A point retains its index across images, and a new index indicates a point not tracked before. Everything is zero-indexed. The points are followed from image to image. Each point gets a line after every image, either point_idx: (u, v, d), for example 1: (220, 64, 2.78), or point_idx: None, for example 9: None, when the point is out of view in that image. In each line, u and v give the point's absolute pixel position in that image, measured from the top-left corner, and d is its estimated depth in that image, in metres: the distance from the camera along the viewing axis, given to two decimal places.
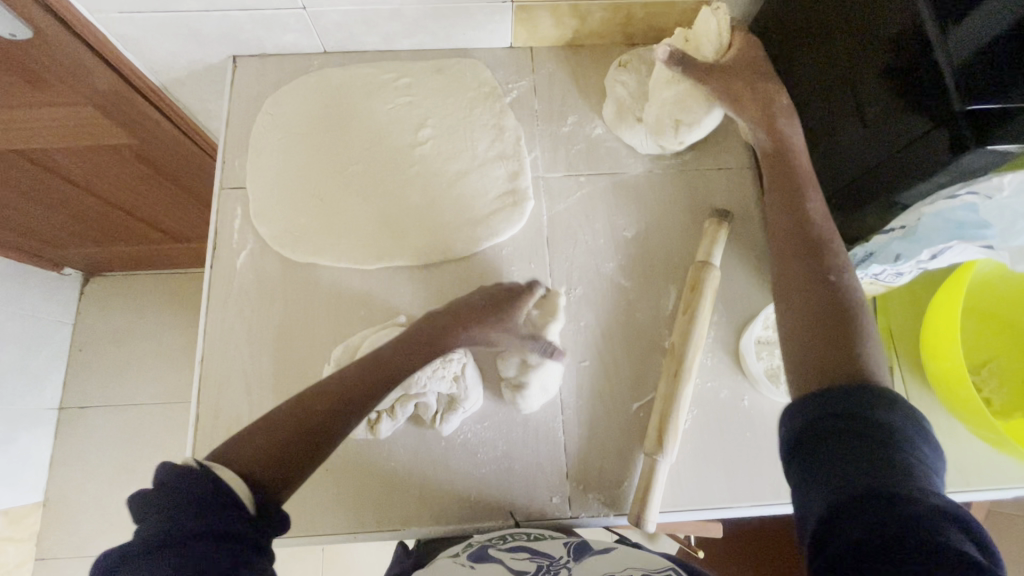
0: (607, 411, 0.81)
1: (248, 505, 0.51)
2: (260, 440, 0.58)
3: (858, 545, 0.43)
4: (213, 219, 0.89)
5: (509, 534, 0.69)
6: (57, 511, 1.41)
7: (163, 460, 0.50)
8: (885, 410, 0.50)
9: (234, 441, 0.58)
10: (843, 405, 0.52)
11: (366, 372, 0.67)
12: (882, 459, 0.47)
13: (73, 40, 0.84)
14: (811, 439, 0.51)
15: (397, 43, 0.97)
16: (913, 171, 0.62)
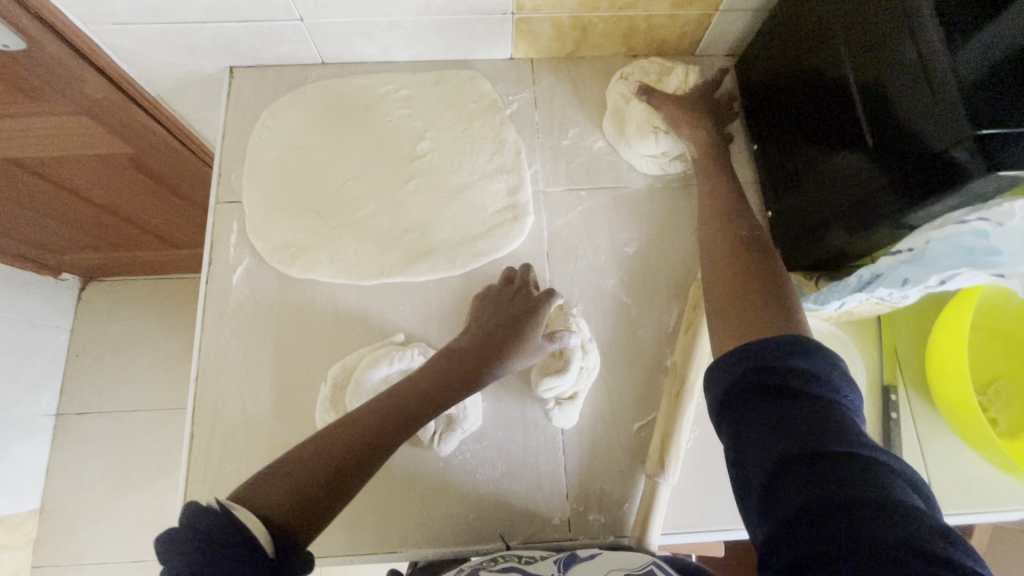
0: (608, 431, 0.80)
1: (268, 548, 0.47)
2: (279, 480, 0.54)
3: (800, 496, 0.43)
4: (209, 233, 0.88)
5: (499, 556, 0.66)
6: (53, 520, 1.40)
7: (188, 502, 0.48)
8: (802, 359, 0.52)
9: (254, 486, 0.54)
10: (764, 360, 0.53)
11: (386, 409, 0.64)
12: (807, 409, 0.48)
13: (66, 50, 0.83)
14: (741, 400, 0.53)
15: (396, 55, 0.96)
16: (917, 195, 0.61)
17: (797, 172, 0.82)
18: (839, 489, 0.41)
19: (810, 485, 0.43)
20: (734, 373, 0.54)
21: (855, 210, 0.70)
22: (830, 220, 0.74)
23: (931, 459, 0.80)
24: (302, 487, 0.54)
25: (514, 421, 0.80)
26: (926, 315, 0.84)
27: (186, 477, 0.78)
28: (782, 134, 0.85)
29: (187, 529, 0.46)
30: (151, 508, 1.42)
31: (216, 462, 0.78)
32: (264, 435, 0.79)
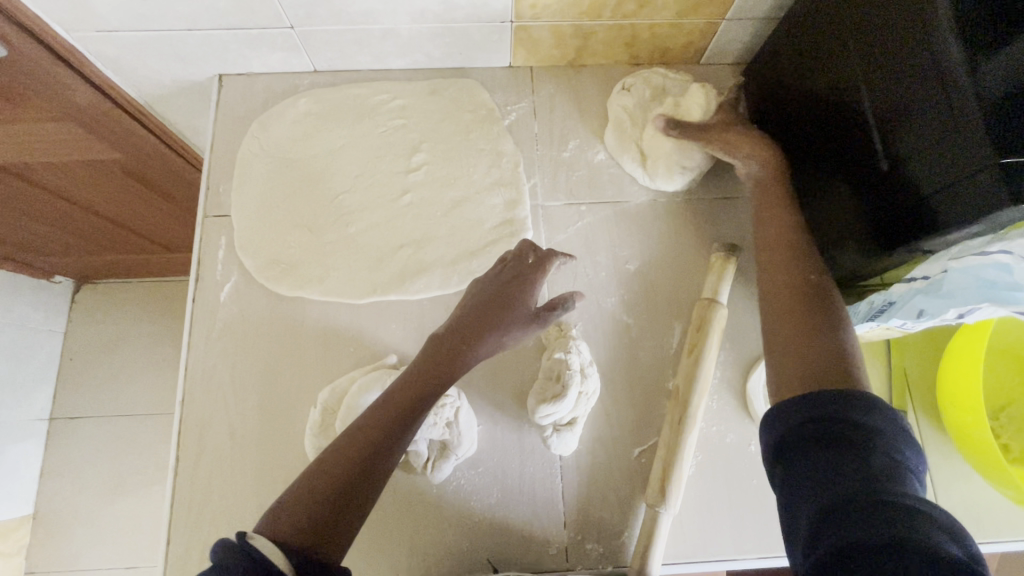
0: (608, 456, 0.78)
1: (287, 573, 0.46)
2: (296, 500, 0.54)
3: (846, 543, 0.41)
4: (197, 248, 0.85)
5: None
6: (45, 527, 1.37)
7: (223, 538, 0.47)
8: (867, 414, 0.50)
9: (268, 516, 0.54)
10: (825, 410, 0.52)
11: (379, 418, 0.61)
12: (861, 462, 0.47)
13: (49, 57, 0.80)
14: (795, 449, 0.51)
15: (391, 63, 0.93)
16: (936, 222, 0.58)
17: (805, 189, 0.78)
18: (896, 536, 0.40)
19: (854, 534, 0.41)
20: (788, 420, 0.53)
21: (869, 234, 0.67)
22: (841, 242, 0.72)
23: (940, 487, 0.77)
24: (315, 504, 0.54)
25: (510, 446, 0.77)
26: (937, 337, 0.81)
27: (173, 500, 0.75)
28: (791, 148, 0.82)
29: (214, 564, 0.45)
30: (143, 516, 1.39)
31: (203, 484, 0.76)
32: (253, 457, 0.77)
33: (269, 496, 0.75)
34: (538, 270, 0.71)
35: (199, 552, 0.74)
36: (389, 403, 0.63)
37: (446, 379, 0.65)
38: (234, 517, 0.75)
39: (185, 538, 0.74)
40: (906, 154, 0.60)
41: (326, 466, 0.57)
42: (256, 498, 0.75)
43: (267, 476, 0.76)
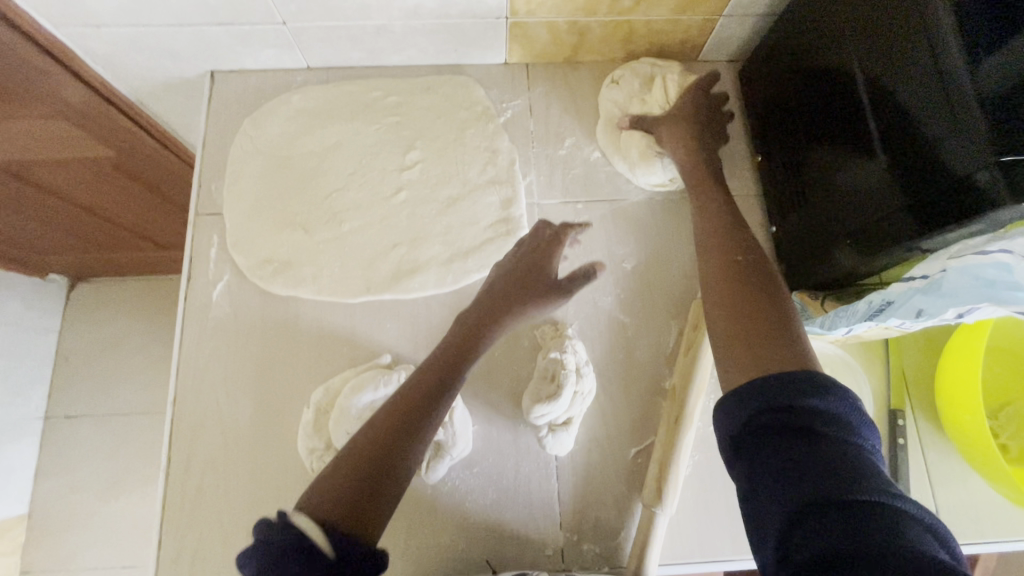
0: (604, 457, 0.77)
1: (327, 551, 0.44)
2: (347, 460, 0.53)
3: (824, 553, 0.38)
4: (189, 246, 0.84)
5: None
6: (40, 527, 1.37)
7: (267, 517, 0.46)
8: (824, 398, 0.47)
9: (315, 485, 0.52)
10: (781, 398, 0.48)
11: (414, 389, 0.63)
12: (822, 453, 0.43)
13: (32, 49, 0.79)
14: (755, 441, 0.48)
15: (385, 59, 0.92)
16: (932, 221, 0.58)
17: (805, 188, 0.78)
18: (878, 545, 0.37)
19: (831, 542, 0.38)
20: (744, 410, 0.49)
21: (865, 232, 0.66)
22: (839, 241, 0.71)
23: (938, 487, 0.77)
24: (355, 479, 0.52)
25: (505, 446, 0.77)
26: (937, 337, 0.81)
27: (166, 501, 0.75)
28: (790, 146, 0.81)
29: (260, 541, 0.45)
30: (139, 516, 1.38)
31: (195, 486, 0.75)
32: (245, 457, 0.76)
33: (262, 497, 0.75)
34: (557, 244, 0.78)
35: (192, 554, 0.73)
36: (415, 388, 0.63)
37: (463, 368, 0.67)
38: (228, 518, 0.74)
39: (178, 539, 0.74)
40: (901, 151, 0.60)
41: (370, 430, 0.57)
42: (249, 499, 0.75)
43: (261, 477, 0.75)
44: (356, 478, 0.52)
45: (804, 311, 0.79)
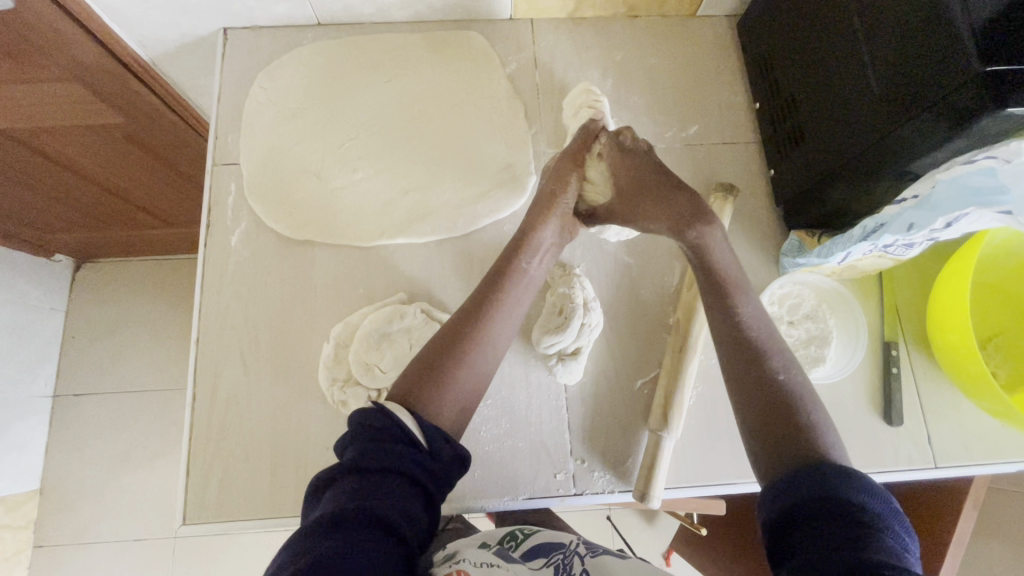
0: (611, 388, 0.80)
1: (418, 438, 0.56)
2: (424, 360, 0.64)
3: None
4: (206, 196, 0.86)
5: (519, 530, 0.70)
6: (55, 499, 1.39)
7: (370, 404, 0.57)
8: (862, 493, 0.49)
9: (405, 378, 0.63)
10: (819, 487, 0.50)
11: (484, 289, 0.70)
12: (853, 531, 0.45)
13: (60, 14, 0.79)
14: (794, 522, 0.49)
15: (394, 15, 0.94)
16: (921, 143, 0.61)
17: (800, 130, 0.81)
18: None
19: None
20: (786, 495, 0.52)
21: (857, 162, 0.69)
22: (832, 177, 0.75)
23: (930, 413, 0.80)
24: (436, 375, 0.62)
25: (516, 378, 0.80)
26: (927, 272, 0.85)
27: (189, 440, 0.77)
28: (786, 93, 0.84)
29: (358, 426, 0.56)
30: (154, 484, 1.42)
31: (219, 423, 0.78)
32: (266, 396, 0.79)
33: (284, 431, 0.78)
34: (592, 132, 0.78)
35: (217, 486, 0.76)
36: (473, 299, 0.69)
37: (517, 265, 0.71)
38: (249, 456, 0.77)
39: (203, 473, 0.76)
40: (894, 77, 0.62)
41: (445, 333, 0.66)
42: (271, 434, 0.77)
43: (281, 413, 0.78)
44: (429, 369, 0.63)
45: (801, 248, 0.82)
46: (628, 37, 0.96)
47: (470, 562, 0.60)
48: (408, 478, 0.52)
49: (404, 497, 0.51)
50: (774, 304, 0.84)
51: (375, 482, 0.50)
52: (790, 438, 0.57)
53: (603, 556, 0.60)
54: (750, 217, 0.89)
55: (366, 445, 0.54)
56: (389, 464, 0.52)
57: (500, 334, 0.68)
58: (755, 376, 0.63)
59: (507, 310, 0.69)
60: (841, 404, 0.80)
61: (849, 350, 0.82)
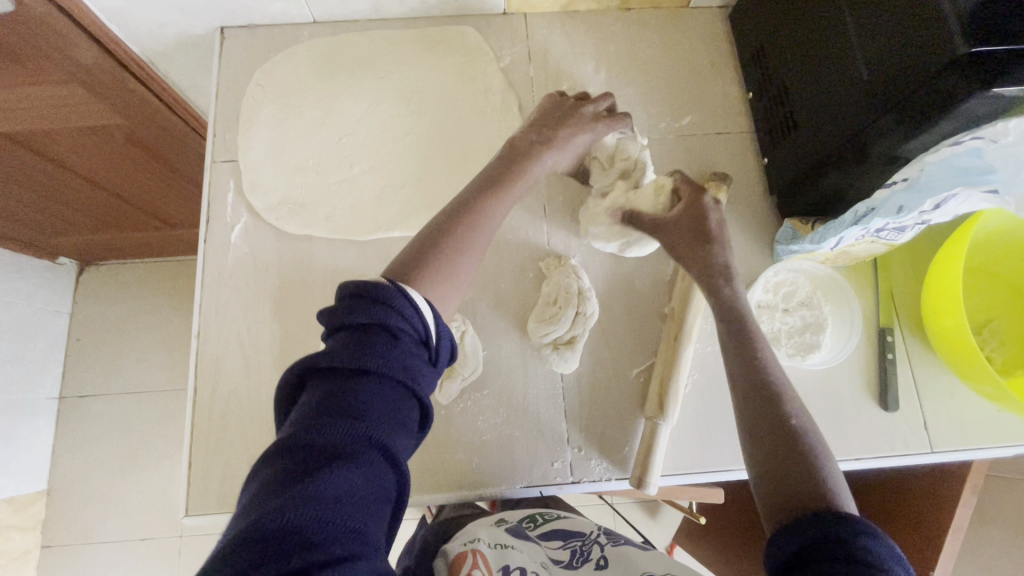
0: (607, 377, 0.81)
1: (421, 330, 0.56)
2: (428, 236, 0.66)
3: None
4: (205, 193, 0.87)
5: (538, 516, 0.77)
6: (62, 500, 1.41)
7: (381, 282, 0.57)
8: (869, 535, 0.47)
9: (409, 254, 0.65)
10: (825, 528, 0.49)
11: (487, 183, 0.72)
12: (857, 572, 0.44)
13: (62, 18, 0.80)
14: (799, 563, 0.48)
15: (389, 11, 0.95)
16: (910, 126, 0.61)
17: (793, 117, 0.81)
18: None
19: None
20: (792, 538, 0.50)
21: (849, 146, 0.70)
22: (825, 163, 0.75)
23: (926, 398, 0.81)
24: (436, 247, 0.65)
25: (513, 368, 0.81)
26: (922, 258, 0.85)
27: (192, 433, 0.78)
28: (778, 81, 0.84)
29: (361, 303, 0.55)
30: (159, 483, 1.43)
31: (221, 416, 0.79)
32: (267, 389, 0.80)
33: None
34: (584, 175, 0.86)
35: (219, 477, 0.77)
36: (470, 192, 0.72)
37: (517, 176, 0.74)
38: (250, 447, 0.78)
39: (205, 466, 0.77)
40: (881, 59, 0.63)
41: (450, 218, 0.68)
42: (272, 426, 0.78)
43: None
44: (436, 246, 0.66)
45: (795, 235, 0.82)
46: (620, 30, 0.97)
47: (485, 542, 0.66)
48: (402, 381, 0.52)
49: (399, 404, 0.51)
50: (768, 292, 0.84)
51: (376, 381, 0.50)
52: (797, 470, 0.57)
53: (624, 546, 0.66)
54: (745, 205, 0.89)
55: (360, 337, 0.53)
56: (386, 363, 0.51)
57: (495, 220, 0.71)
58: (755, 401, 0.63)
59: (502, 206, 0.72)
60: (836, 389, 0.81)
61: (843, 336, 0.83)
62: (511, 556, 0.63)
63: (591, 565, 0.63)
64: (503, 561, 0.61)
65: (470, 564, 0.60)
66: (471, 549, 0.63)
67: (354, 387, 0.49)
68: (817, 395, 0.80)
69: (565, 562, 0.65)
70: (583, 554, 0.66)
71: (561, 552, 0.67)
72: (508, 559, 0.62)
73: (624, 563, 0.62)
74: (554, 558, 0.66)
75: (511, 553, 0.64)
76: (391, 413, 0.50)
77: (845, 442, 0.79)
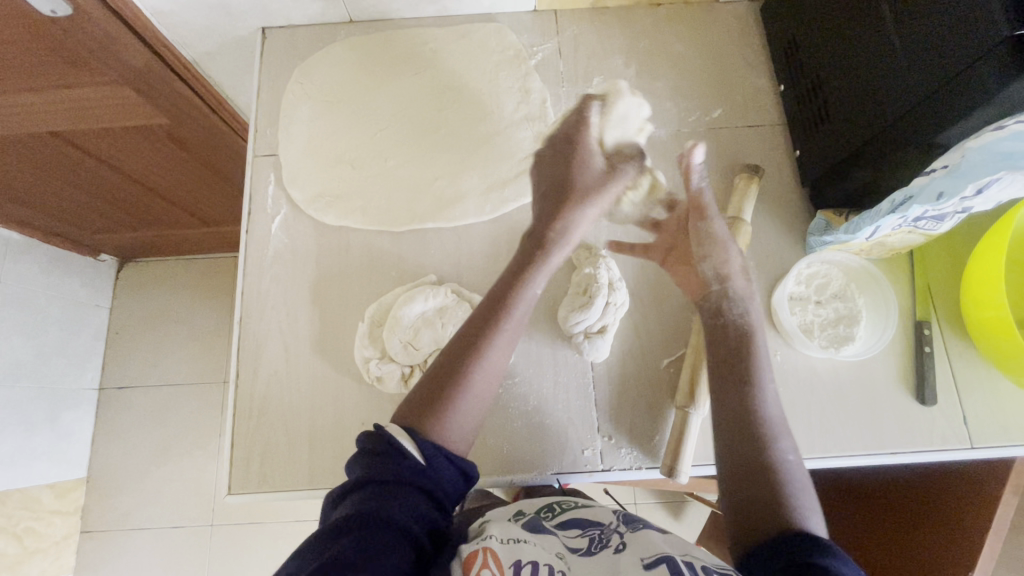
0: (638, 366, 0.82)
1: (416, 454, 0.59)
2: (423, 385, 0.67)
3: None
4: (248, 186, 0.91)
5: (556, 506, 0.75)
6: (99, 487, 1.46)
7: (368, 430, 0.62)
8: (830, 554, 0.50)
9: (406, 405, 0.66)
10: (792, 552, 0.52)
11: (485, 315, 0.71)
12: None
13: (116, 21, 0.84)
14: None
15: (422, 9, 0.97)
16: (949, 112, 0.61)
17: (826, 108, 0.81)
18: None
19: None
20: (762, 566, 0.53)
21: (886, 135, 0.69)
22: (859, 154, 0.75)
23: (966, 393, 0.79)
24: (441, 398, 0.65)
25: (543, 357, 0.82)
26: (960, 250, 0.84)
27: (233, 416, 0.81)
28: (809, 72, 0.84)
29: (367, 446, 0.60)
30: (191, 474, 1.48)
31: (262, 401, 0.82)
32: (304, 375, 0.82)
33: (321, 408, 0.81)
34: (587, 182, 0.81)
35: (259, 459, 0.79)
36: (466, 331, 0.70)
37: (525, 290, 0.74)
38: (290, 430, 0.80)
39: (246, 447, 0.80)
40: (922, 48, 0.62)
41: (446, 361, 0.68)
42: (309, 411, 0.81)
43: (319, 392, 0.82)
44: (427, 392, 0.66)
45: (829, 227, 0.82)
46: (650, 25, 0.98)
47: (497, 538, 0.59)
48: (409, 482, 0.56)
49: (413, 500, 0.55)
50: (800, 284, 0.83)
51: (386, 485, 0.55)
52: (762, 494, 0.59)
53: (641, 530, 0.63)
54: (777, 198, 0.89)
55: (371, 460, 0.58)
56: (387, 474, 0.56)
57: (502, 357, 0.70)
58: (729, 426, 0.66)
59: (510, 331, 0.71)
60: (872, 383, 0.80)
61: (878, 328, 0.82)
62: (523, 551, 0.57)
63: (609, 551, 0.61)
64: (514, 556, 0.56)
65: (481, 564, 0.53)
66: (482, 547, 0.56)
67: (369, 495, 0.54)
68: (852, 389, 0.80)
69: (582, 549, 0.62)
70: (601, 541, 0.63)
71: (579, 541, 0.64)
72: (519, 552, 0.57)
73: (640, 545, 0.59)
74: (571, 547, 0.63)
75: (524, 547, 0.58)
76: (406, 508, 0.54)
77: (880, 435, 0.78)
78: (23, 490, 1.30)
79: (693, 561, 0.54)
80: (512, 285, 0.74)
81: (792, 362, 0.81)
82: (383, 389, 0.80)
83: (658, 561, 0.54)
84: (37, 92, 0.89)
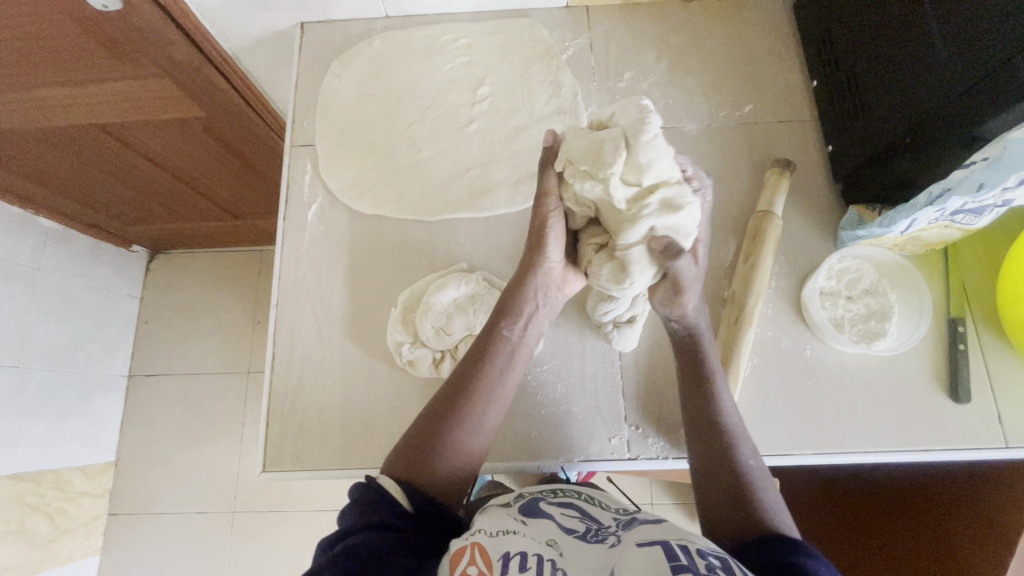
0: (666, 357, 0.82)
1: (403, 502, 0.60)
2: (412, 438, 0.67)
3: None
4: (285, 174, 0.94)
5: (558, 490, 0.70)
6: (126, 470, 1.51)
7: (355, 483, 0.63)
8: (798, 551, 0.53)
9: (397, 455, 0.66)
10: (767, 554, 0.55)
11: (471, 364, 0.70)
12: None
13: (163, 17, 0.87)
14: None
15: (457, 4, 0.99)
16: (987, 108, 0.61)
17: (860, 103, 0.80)
18: None
19: None
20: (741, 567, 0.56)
21: (920, 132, 0.70)
22: (894, 150, 0.74)
23: (1001, 391, 0.78)
24: (432, 445, 0.65)
25: (571, 346, 0.83)
26: (995, 247, 0.83)
27: (267, 398, 0.83)
28: (843, 69, 0.84)
29: (358, 498, 0.61)
30: (215, 460, 1.51)
31: (294, 384, 0.84)
32: (336, 360, 0.85)
33: (353, 392, 0.83)
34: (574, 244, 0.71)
35: (292, 439, 0.81)
36: (460, 367, 0.71)
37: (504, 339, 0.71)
38: (322, 412, 0.82)
39: (280, 428, 0.82)
40: (958, 44, 0.63)
41: (435, 412, 0.68)
42: (342, 394, 0.83)
43: (351, 376, 0.84)
44: (415, 444, 0.66)
45: (861, 221, 0.82)
46: (681, 21, 0.98)
47: (486, 532, 0.56)
48: (391, 525, 0.57)
49: (395, 539, 0.55)
50: (832, 278, 0.83)
51: (370, 530, 0.56)
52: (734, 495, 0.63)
53: (637, 526, 0.58)
54: (808, 193, 0.89)
55: (356, 510, 0.59)
56: (369, 519, 0.57)
57: (492, 408, 0.69)
58: (698, 434, 0.69)
59: (496, 380, 0.70)
60: (902, 378, 0.79)
61: (911, 325, 0.81)
62: (512, 542, 0.54)
63: (604, 544, 0.56)
64: (502, 548, 0.53)
65: (467, 560, 0.50)
66: (470, 543, 0.53)
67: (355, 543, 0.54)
68: (882, 385, 0.79)
69: (578, 533, 0.58)
70: (597, 531, 0.58)
71: (575, 525, 0.60)
72: (507, 544, 0.53)
73: (634, 539, 0.55)
74: (567, 528, 0.59)
75: (513, 538, 0.55)
76: (391, 546, 0.54)
77: (910, 432, 0.77)
78: (56, 470, 1.35)
79: (688, 545, 0.50)
80: (494, 332, 0.72)
81: (821, 357, 0.81)
82: (415, 374, 0.82)
83: (653, 542, 0.52)
84: (84, 85, 0.93)
